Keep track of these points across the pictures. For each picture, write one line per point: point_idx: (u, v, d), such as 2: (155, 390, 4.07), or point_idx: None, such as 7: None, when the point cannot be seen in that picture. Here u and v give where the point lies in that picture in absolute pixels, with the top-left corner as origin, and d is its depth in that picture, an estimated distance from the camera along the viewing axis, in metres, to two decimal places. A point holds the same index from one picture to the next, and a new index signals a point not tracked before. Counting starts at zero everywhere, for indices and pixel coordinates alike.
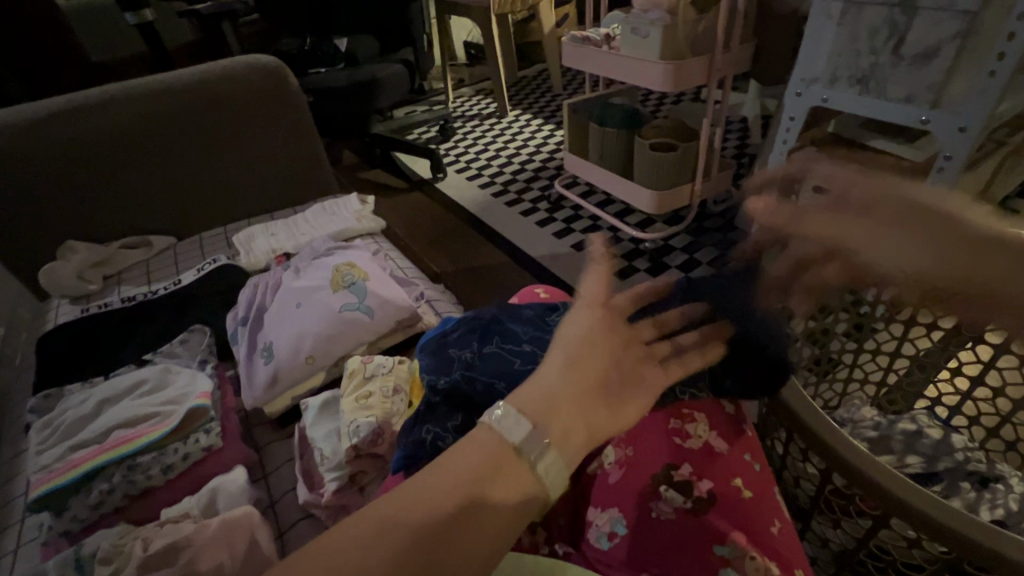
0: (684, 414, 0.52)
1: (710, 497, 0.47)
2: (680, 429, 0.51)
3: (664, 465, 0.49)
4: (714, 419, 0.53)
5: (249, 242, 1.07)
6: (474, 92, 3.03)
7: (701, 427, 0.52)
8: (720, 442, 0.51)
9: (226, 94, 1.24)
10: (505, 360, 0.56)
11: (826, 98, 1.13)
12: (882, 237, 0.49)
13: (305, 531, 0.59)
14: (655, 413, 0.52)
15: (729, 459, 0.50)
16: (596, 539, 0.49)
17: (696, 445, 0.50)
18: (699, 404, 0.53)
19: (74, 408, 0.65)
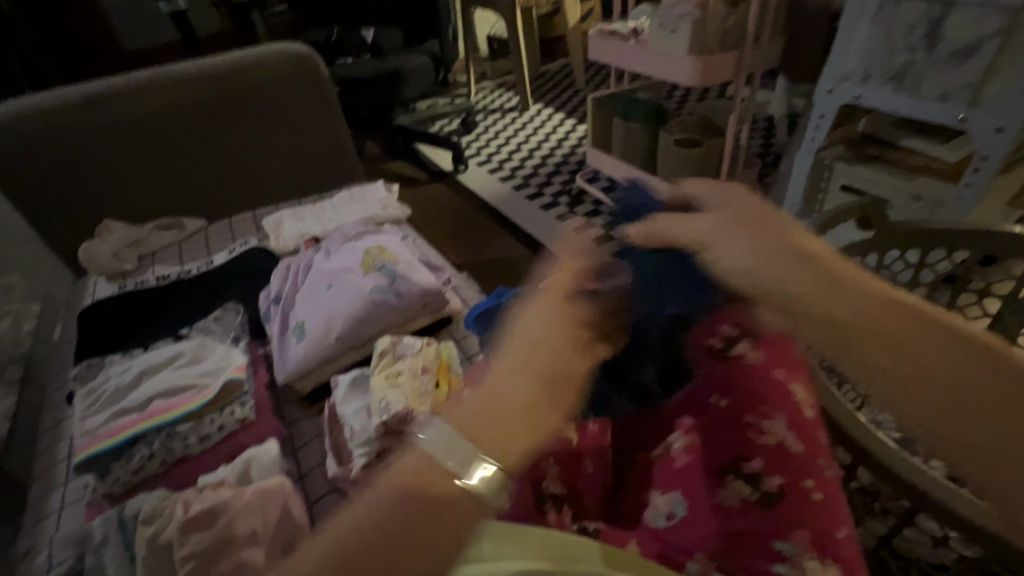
0: (760, 412, 0.51)
1: (777, 493, 0.47)
2: (756, 424, 0.50)
3: (734, 456, 0.49)
4: (795, 419, 0.50)
5: (278, 226, 1.09)
6: (496, 86, 3.03)
7: (777, 425, 0.50)
8: (797, 442, 0.49)
9: (258, 82, 1.26)
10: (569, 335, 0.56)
11: (859, 94, 1.11)
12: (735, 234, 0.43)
13: (334, 503, 0.61)
14: (728, 407, 0.52)
15: (806, 461, 0.48)
16: (653, 518, 0.47)
17: (770, 442, 0.49)
18: (780, 403, 0.51)
19: (116, 377, 0.67)
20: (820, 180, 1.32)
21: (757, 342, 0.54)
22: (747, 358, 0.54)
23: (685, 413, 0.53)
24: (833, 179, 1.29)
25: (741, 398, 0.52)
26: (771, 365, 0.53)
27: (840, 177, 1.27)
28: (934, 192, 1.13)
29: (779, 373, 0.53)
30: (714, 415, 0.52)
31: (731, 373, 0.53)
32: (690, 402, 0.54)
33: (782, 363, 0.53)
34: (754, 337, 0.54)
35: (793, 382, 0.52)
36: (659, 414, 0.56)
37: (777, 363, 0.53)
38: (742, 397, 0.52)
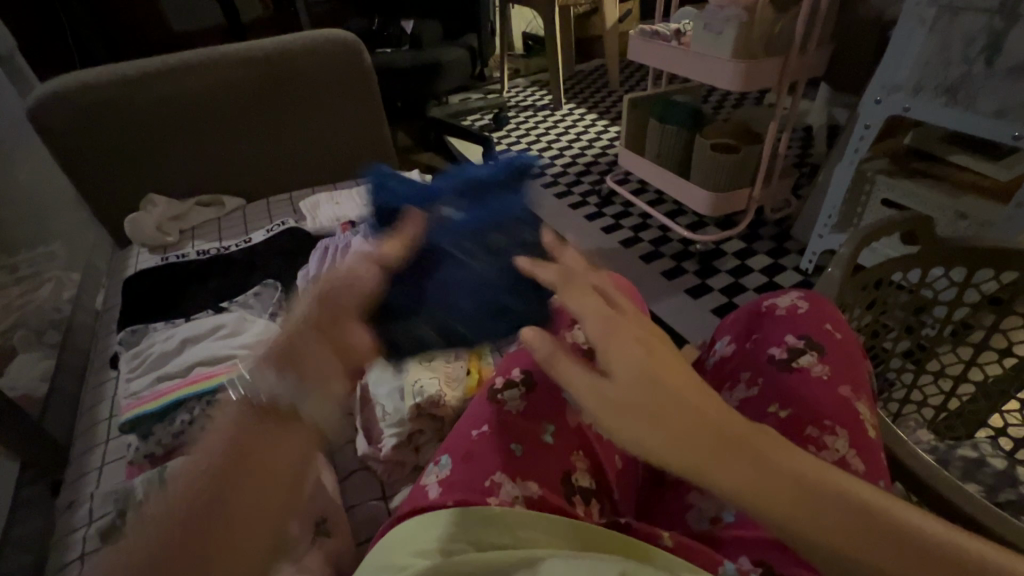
0: (822, 425, 0.48)
1: None
2: (814, 439, 0.47)
3: None
4: (857, 434, 0.47)
5: (315, 209, 1.11)
6: (529, 83, 3.04)
7: (839, 441, 0.47)
8: (858, 460, 0.45)
9: (302, 68, 1.28)
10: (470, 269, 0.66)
11: (909, 107, 1.14)
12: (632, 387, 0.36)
13: (363, 481, 0.63)
14: (788, 418, 0.50)
15: (869, 481, 0.44)
16: (698, 521, 0.50)
17: (831, 458, 0.46)
18: (844, 419, 0.48)
19: (159, 343, 0.70)
20: (860, 193, 1.34)
21: (823, 355, 0.53)
22: (813, 371, 0.52)
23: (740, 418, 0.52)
24: (873, 194, 1.32)
25: (801, 409, 0.49)
26: (835, 381, 0.51)
27: (881, 190, 1.29)
28: (980, 211, 1.13)
29: (846, 390, 0.50)
30: (774, 422, 0.50)
31: (796, 383, 0.51)
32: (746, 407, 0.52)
33: (846, 379, 0.51)
34: (819, 349, 0.53)
35: (858, 401, 0.50)
36: None
37: (842, 379, 0.51)
38: (803, 407, 0.49)
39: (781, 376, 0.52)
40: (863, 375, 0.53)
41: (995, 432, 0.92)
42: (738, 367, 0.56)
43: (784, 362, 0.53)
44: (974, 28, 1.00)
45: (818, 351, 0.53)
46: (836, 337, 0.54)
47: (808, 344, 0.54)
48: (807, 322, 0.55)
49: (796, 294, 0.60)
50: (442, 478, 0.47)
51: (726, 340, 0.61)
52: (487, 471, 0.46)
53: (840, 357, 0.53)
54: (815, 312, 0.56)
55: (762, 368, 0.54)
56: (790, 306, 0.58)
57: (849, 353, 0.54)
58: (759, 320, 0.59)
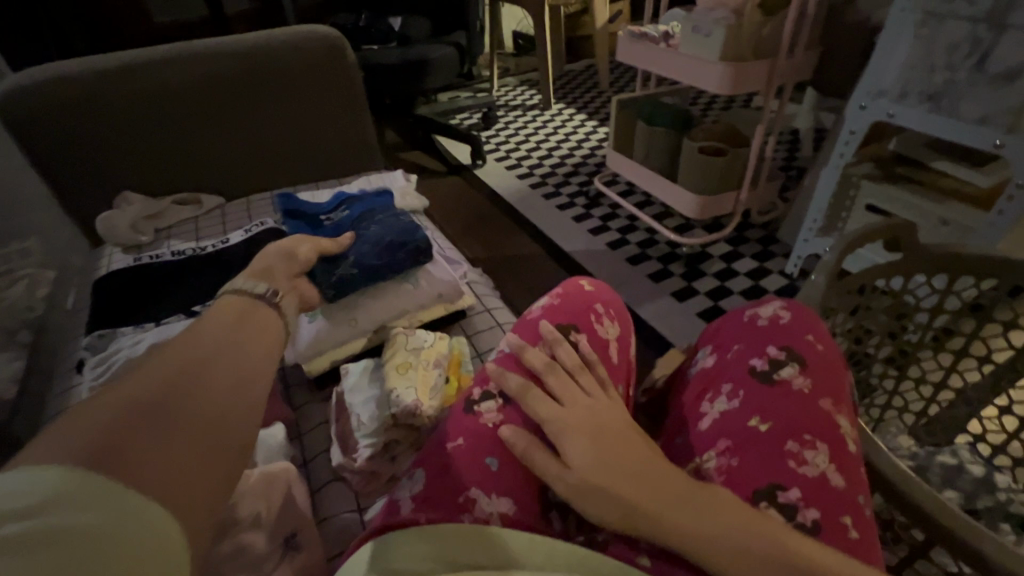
0: (803, 439, 0.46)
1: (814, 527, 0.41)
2: (796, 453, 0.46)
3: (770, 481, 0.44)
4: (837, 449, 0.46)
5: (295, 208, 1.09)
6: (519, 82, 3.03)
7: (819, 456, 0.45)
8: (838, 476, 0.44)
9: (283, 63, 1.25)
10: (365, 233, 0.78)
11: (893, 112, 1.15)
12: (581, 437, 0.43)
13: (336, 492, 0.61)
14: (769, 431, 0.48)
15: (848, 496, 0.43)
16: None
17: (812, 473, 0.44)
18: (823, 433, 0.47)
19: (128, 349, 0.68)
20: (845, 197, 1.35)
21: (804, 368, 0.52)
22: (793, 385, 0.51)
23: (719, 431, 0.50)
24: (858, 198, 1.32)
25: (782, 421, 0.48)
26: (816, 395, 0.50)
27: (866, 195, 1.29)
28: (962, 216, 1.14)
29: (826, 404, 0.50)
30: (753, 434, 0.48)
31: (774, 396, 0.50)
32: (723, 418, 0.51)
33: (827, 392, 0.51)
34: (800, 362, 0.52)
35: (839, 415, 0.49)
36: (687, 431, 0.53)
37: (823, 393, 0.50)
38: (784, 419, 0.48)
39: (761, 388, 0.51)
40: (845, 388, 0.53)
41: (975, 437, 0.93)
42: (718, 379, 0.55)
43: (765, 374, 0.52)
44: (959, 35, 1.01)
45: (799, 364, 0.52)
46: (817, 348, 0.54)
47: (789, 355, 0.53)
48: (788, 334, 0.55)
49: (780, 303, 0.60)
50: (415, 493, 0.45)
51: (707, 350, 0.60)
52: (462, 486, 0.45)
53: (822, 370, 0.52)
54: (797, 323, 0.56)
55: (742, 380, 0.53)
56: (772, 317, 0.58)
57: (831, 366, 0.53)
58: (742, 329, 0.58)
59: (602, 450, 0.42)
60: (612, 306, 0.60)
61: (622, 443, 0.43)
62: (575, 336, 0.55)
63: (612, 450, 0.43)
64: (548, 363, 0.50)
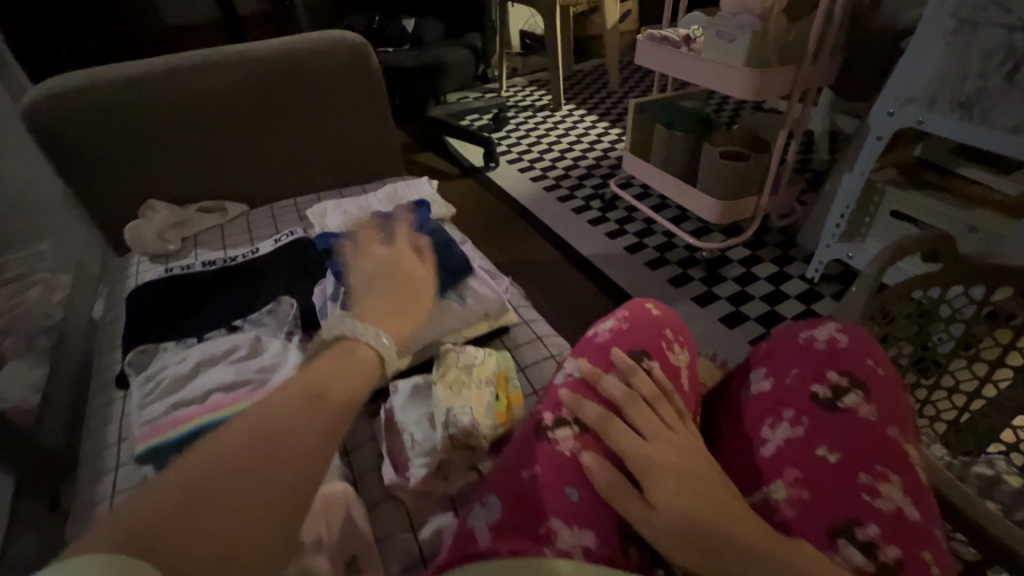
0: (876, 471, 0.46)
1: (897, 566, 0.41)
2: (870, 486, 0.45)
3: (846, 517, 0.44)
4: (910, 481, 0.46)
5: (322, 216, 1.10)
6: (528, 82, 3.02)
7: (893, 489, 0.45)
8: (914, 509, 0.44)
9: (308, 69, 1.24)
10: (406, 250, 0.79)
11: (923, 119, 1.15)
12: (661, 470, 0.45)
13: (390, 511, 0.60)
14: (838, 462, 0.48)
15: (926, 530, 0.43)
16: None
17: (888, 507, 0.44)
18: (895, 465, 0.47)
19: (173, 366, 0.67)
20: (869, 204, 1.35)
21: (868, 395, 0.51)
22: (860, 412, 0.50)
23: (784, 459, 0.50)
24: (883, 205, 1.33)
25: (852, 452, 0.48)
26: (883, 423, 0.50)
27: (891, 202, 1.31)
28: (991, 225, 1.14)
29: (893, 432, 0.49)
30: (822, 465, 0.48)
31: (841, 424, 0.50)
32: (788, 448, 0.50)
33: (893, 419, 0.50)
34: (863, 389, 0.52)
35: (907, 443, 0.49)
36: (748, 457, 0.53)
37: (890, 420, 0.50)
38: (853, 449, 0.48)
39: (826, 416, 0.51)
40: (908, 413, 0.52)
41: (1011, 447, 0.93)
42: (778, 403, 0.55)
43: (828, 402, 0.52)
44: (993, 43, 1.01)
45: (863, 391, 0.52)
46: (879, 374, 0.54)
47: (851, 381, 0.53)
48: (848, 359, 0.55)
49: (834, 325, 0.59)
50: (492, 523, 0.47)
51: (760, 370, 0.59)
52: (541, 517, 0.47)
53: (885, 395, 0.52)
54: (855, 347, 0.55)
55: (804, 407, 0.53)
56: (829, 340, 0.57)
57: (893, 391, 0.53)
58: (797, 351, 0.58)
59: (682, 484, 0.43)
60: (679, 333, 0.62)
61: (698, 476, 0.44)
62: (647, 362, 0.56)
63: (693, 486, 0.44)
64: (628, 393, 0.51)
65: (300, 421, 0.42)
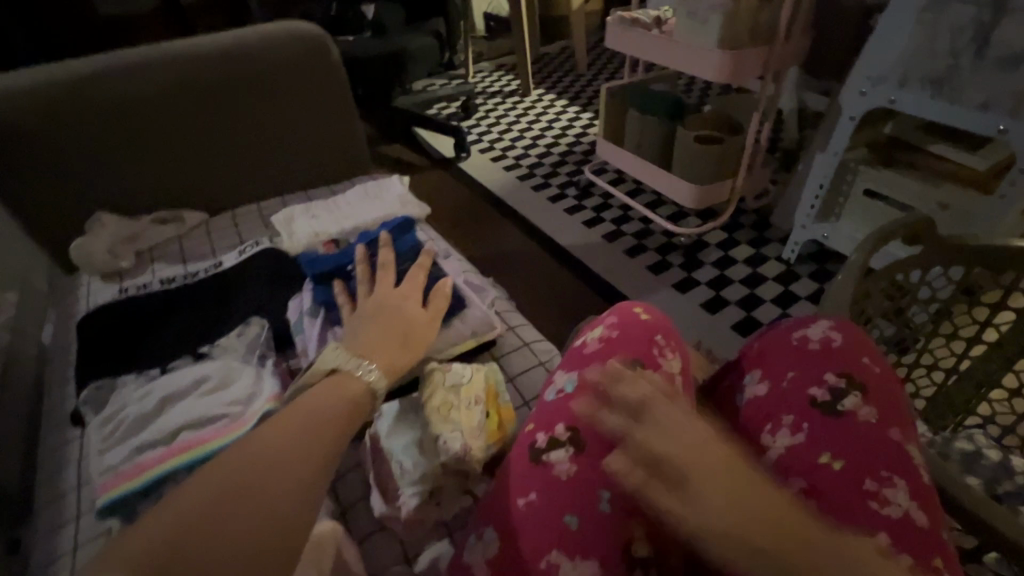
0: (879, 477, 0.45)
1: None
2: (875, 493, 0.45)
3: (854, 528, 0.43)
4: (915, 484, 0.45)
5: (289, 223, 1.05)
6: (495, 67, 2.95)
7: (899, 494, 0.44)
8: (922, 514, 0.43)
9: (263, 63, 1.17)
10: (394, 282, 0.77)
11: (894, 98, 1.14)
12: (694, 471, 0.43)
13: (382, 543, 0.57)
14: (842, 469, 0.46)
15: (934, 535, 0.43)
16: None
17: (895, 515, 0.43)
18: (899, 468, 0.46)
19: (134, 403, 0.62)
20: (842, 184, 1.36)
21: (867, 396, 0.50)
22: (860, 415, 0.49)
23: (787, 469, 0.48)
24: (855, 184, 1.34)
25: (855, 459, 0.47)
26: (884, 424, 0.49)
27: (863, 180, 1.32)
28: (961, 201, 1.16)
29: (895, 432, 0.48)
30: (824, 473, 0.47)
31: (842, 428, 0.49)
32: (790, 456, 0.49)
33: (893, 420, 0.49)
34: (862, 389, 0.51)
35: (909, 443, 0.48)
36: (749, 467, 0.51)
37: (891, 421, 0.49)
38: (856, 455, 0.47)
39: (828, 421, 0.49)
40: (906, 410, 0.52)
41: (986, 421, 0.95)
42: (776, 408, 0.53)
43: (827, 405, 0.50)
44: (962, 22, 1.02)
45: (862, 392, 0.51)
46: (875, 372, 0.52)
47: (849, 382, 0.51)
48: (844, 357, 0.53)
49: (827, 322, 0.57)
50: (491, 558, 0.47)
51: (755, 373, 0.57)
52: (541, 551, 0.45)
53: (883, 394, 0.51)
54: (850, 346, 0.54)
55: (803, 412, 0.51)
56: (823, 339, 0.55)
57: (890, 388, 0.52)
58: (791, 351, 0.56)
59: (723, 482, 0.42)
60: (669, 336, 0.63)
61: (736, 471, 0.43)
62: (639, 371, 0.57)
63: (735, 481, 0.42)
64: (651, 389, 0.49)
65: (319, 438, 0.49)
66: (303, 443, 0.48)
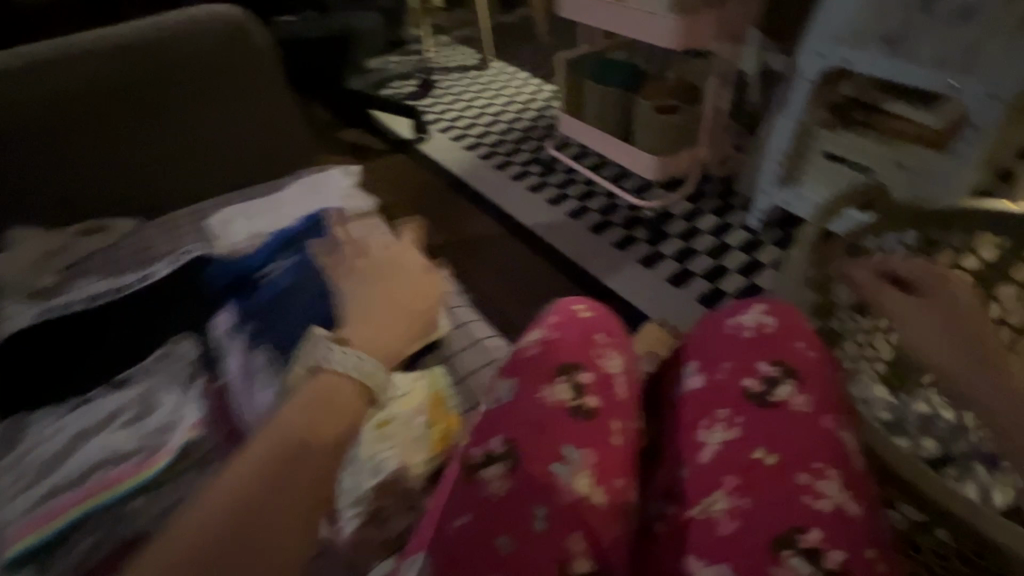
0: (812, 469, 0.46)
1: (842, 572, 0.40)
2: (809, 486, 0.45)
3: (787, 523, 0.42)
4: (847, 474, 0.46)
5: (226, 226, 0.99)
6: (452, 40, 2.83)
7: (831, 485, 0.45)
8: (854, 503, 0.44)
9: (182, 52, 1.09)
10: (310, 292, 0.76)
11: (848, 58, 1.13)
12: None
13: (327, 566, 0.55)
14: (776, 462, 0.47)
15: (865, 524, 0.43)
16: None
17: (827, 507, 0.43)
18: (831, 458, 0.46)
19: (46, 442, 0.64)
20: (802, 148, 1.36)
21: (801, 384, 0.51)
22: (793, 404, 0.50)
23: (722, 467, 0.47)
24: (815, 146, 1.32)
25: (789, 451, 0.47)
26: (818, 412, 0.50)
27: (822, 143, 1.30)
28: (918, 160, 1.15)
29: (828, 420, 0.49)
30: (758, 467, 0.46)
31: (776, 419, 0.49)
32: (727, 448, 0.48)
33: (826, 408, 0.50)
34: (796, 378, 0.52)
35: (841, 431, 0.49)
36: (685, 461, 0.50)
37: (823, 409, 0.50)
38: (790, 447, 0.47)
39: (761, 412, 0.50)
40: (837, 396, 0.53)
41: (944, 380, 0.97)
42: (713, 401, 0.53)
43: (760, 395, 0.51)
44: None
45: (796, 380, 0.52)
46: (808, 358, 0.54)
47: (784, 371, 0.53)
48: (777, 346, 0.55)
49: (760, 309, 0.59)
50: None
51: (693, 365, 0.58)
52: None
53: (816, 380, 0.52)
54: (784, 333, 0.56)
55: (738, 404, 0.52)
56: (756, 326, 0.57)
57: (822, 376, 0.53)
58: (727, 342, 0.57)
59: None
60: (609, 335, 0.65)
61: None
62: (578, 376, 0.58)
63: None
64: None
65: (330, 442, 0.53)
66: (319, 446, 0.53)
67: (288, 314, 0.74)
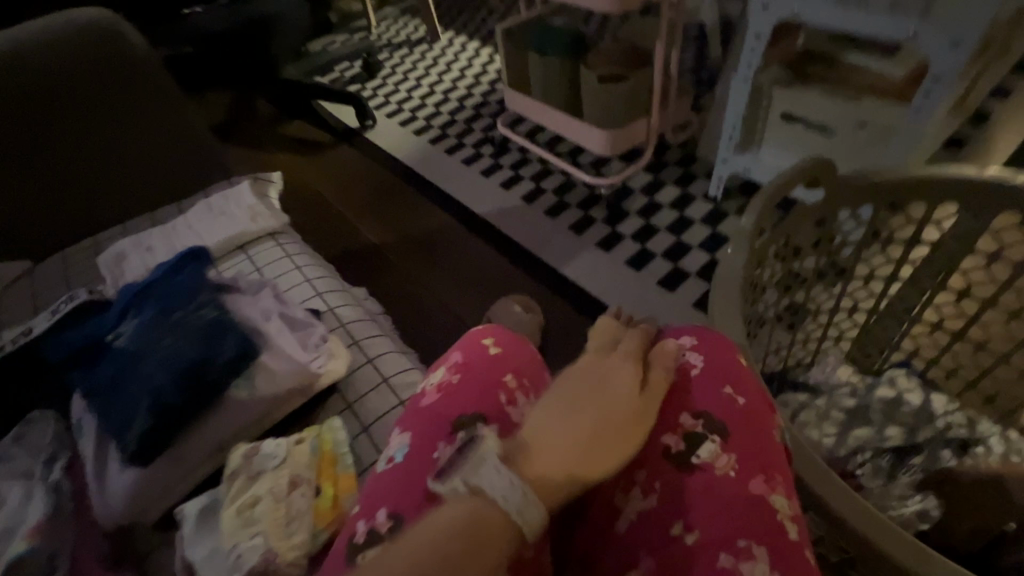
0: (738, 549, 0.41)
1: None
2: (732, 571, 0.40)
3: None
4: (776, 551, 0.41)
5: (119, 263, 0.89)
6: (398, 11, 2.63)
7: (759, 569, 0.40)
8: None
9: (44, 70, 0.96)
10: (152, 357, 0.65)
11: (797, 11, 1.02)
12: None
13: None
14: (696, 542, 0.43)
15: None
16: None
17: None
18: (758, 534, 0.42)
19: None
20: (759, 111, 1.26)
21: (726, 442, 0.47)
22: (717, 466, 0.46)
23: (640, 545, 0.45)
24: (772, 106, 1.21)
25: (710, 528, 0.43)
26: (744, 475, 0.45)
27: (779, 104, 1.19)
28: (880, 116, 1.06)
29: (756, 483, 0.45)
30: (678, 549, 0.43)
31: (696, 486, 0.45)
32: (643, 523, 0.45)
33: (754, 466, 0.46)
34: (722, 433, 0.48)
35: (773, 494, 0.44)
36: (603, 533, 0.47)
37: (752, 468, 0.46)
38: (710, 522, 0.43)
39: (681, 478, 0.46)
40: (775, 446, 0.48)
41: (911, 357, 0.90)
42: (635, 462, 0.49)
43: (682, 457, 0.47)
44: None
45: (722, 435, 0.48)
46: (736, 405, 0.49)
47: (707, 424, 0.48)
48: (703, 392, 0.50)
49: (691, 343, 0.54)
50: None
51: None
52: None
53: (743, 434, 0.48)
54: (708, 375, 0.51)
55: (659, 466, 0.47)
56: (683, 367, 0.52)
57: (755, 424, 0.49)
58: None
59: None
60: (524, 374, 0.59)
61: None
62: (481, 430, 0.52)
63: None
64: None
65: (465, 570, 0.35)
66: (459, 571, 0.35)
67: (132, 384, 0.64)
